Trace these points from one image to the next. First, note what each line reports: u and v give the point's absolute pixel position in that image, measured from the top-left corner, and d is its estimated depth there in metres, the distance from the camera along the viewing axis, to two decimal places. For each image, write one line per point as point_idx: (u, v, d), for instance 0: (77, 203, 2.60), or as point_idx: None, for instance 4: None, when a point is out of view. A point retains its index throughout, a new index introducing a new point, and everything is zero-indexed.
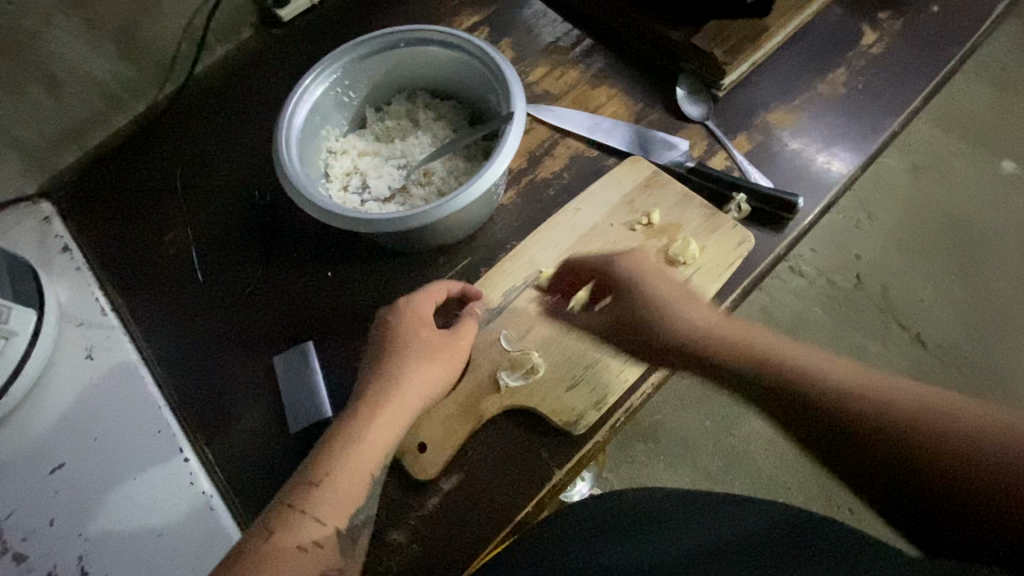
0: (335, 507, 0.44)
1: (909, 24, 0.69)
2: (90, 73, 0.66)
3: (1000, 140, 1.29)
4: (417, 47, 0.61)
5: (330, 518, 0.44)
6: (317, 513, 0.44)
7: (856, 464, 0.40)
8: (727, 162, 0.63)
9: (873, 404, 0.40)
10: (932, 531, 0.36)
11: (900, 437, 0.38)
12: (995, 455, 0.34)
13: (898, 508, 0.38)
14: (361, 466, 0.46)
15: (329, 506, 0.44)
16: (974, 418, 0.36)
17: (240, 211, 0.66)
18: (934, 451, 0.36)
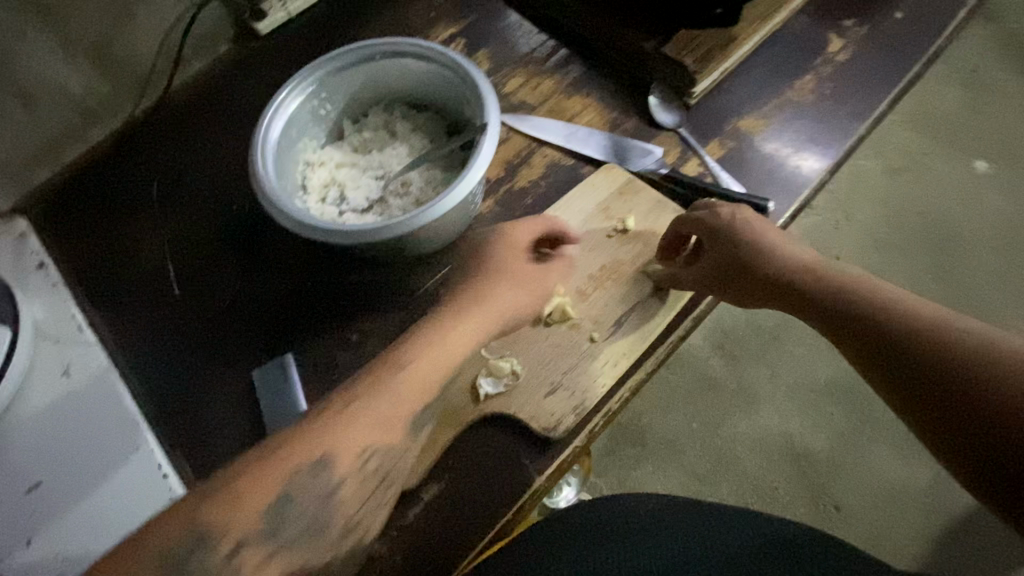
0: (386, 426, 0.45)
1: (874, 31, 0.71)
2: (65, 89, 0.66)
3: (971, 141, 1.33)
4: (393, 60, 0.62)
5: (381, 434, 0.45)
6: (370, 423, 0.44)
7: (921, 401, 0.42)
8: (700, 168, 0.64)
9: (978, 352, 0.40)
10: (984, 468, 0.39)
11: (956, 380, 0.40)
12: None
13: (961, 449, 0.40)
14: (413, 392, 0.47)
15: (379, 424, 0.45)
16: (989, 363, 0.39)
17: (217, 224, 0.66)
18: (987, 382, 0.39)
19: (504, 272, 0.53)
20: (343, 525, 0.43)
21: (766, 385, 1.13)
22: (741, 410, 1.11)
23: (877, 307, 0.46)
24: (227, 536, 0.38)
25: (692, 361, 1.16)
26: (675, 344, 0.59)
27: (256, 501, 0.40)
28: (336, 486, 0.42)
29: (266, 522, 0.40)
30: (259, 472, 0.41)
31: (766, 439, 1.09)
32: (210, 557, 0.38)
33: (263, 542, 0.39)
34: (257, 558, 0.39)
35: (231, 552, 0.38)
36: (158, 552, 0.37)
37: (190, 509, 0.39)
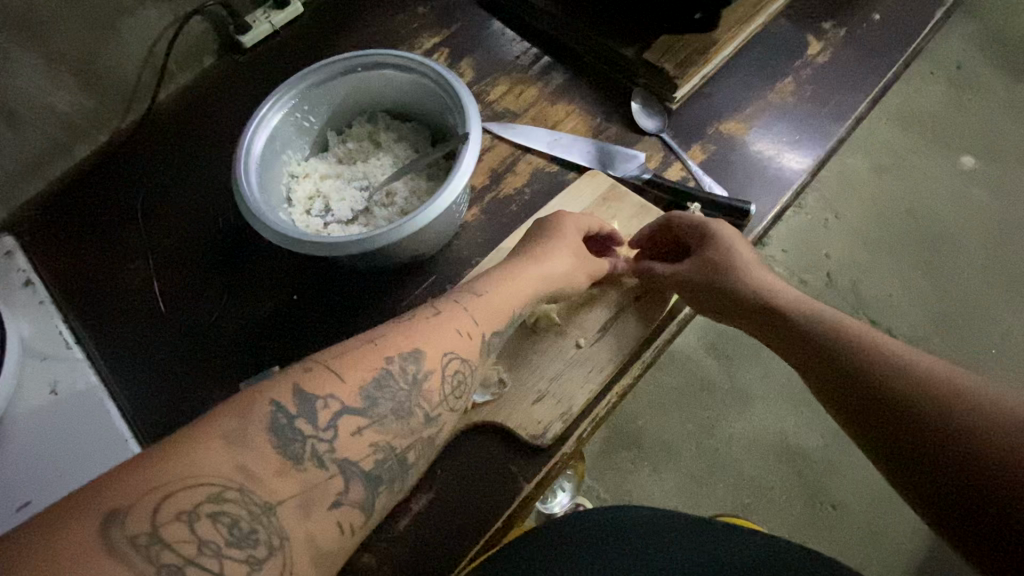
0: (467, 342, 0.46)
1: (853, 33, 0.71)
2: (49, 105, 0.66)
3: (957, 137, 1.34)
4: (375, 71, 0.62)
5: (461, 347, 0.45)
6: (457, 332, 0.46)
7: (872, 425, 0.41)
8: (683, 172, 0.64)
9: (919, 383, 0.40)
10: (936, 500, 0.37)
11: (903, 409, 0.39)
12: (1000, 430, 0.35)
13: (914, 483, 0.38)
14: (489, 322, 0.48)
15: (461, 338, 0.46)
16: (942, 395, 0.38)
17: (204, 238, 0.66)
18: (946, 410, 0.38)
19: (568, 222, 0.56)
20: (428, 412, 0.43)
21: (759, 384, 1.13)
22: (735, 410, 1.12)
23: (841, 336, 0.45)
24: (324, 408, 0.39)
25: (685, 362, 1.17)
26: (663, 345, 0.59)
27: (352, 380, 0.40)
28: (426, 378, 0.43)
29: (358, 401, 0.40)
30: (358, 358, 0.41)
31: (760, 439, 1.09)
32: (304, 430, 0.38)
33: (356, 416, 0.40)
34: (348, 430, 0.39)
35: (324, 425, 0.38)
36: (263, 412, 0.37)
37: (294, 377, 0.39)
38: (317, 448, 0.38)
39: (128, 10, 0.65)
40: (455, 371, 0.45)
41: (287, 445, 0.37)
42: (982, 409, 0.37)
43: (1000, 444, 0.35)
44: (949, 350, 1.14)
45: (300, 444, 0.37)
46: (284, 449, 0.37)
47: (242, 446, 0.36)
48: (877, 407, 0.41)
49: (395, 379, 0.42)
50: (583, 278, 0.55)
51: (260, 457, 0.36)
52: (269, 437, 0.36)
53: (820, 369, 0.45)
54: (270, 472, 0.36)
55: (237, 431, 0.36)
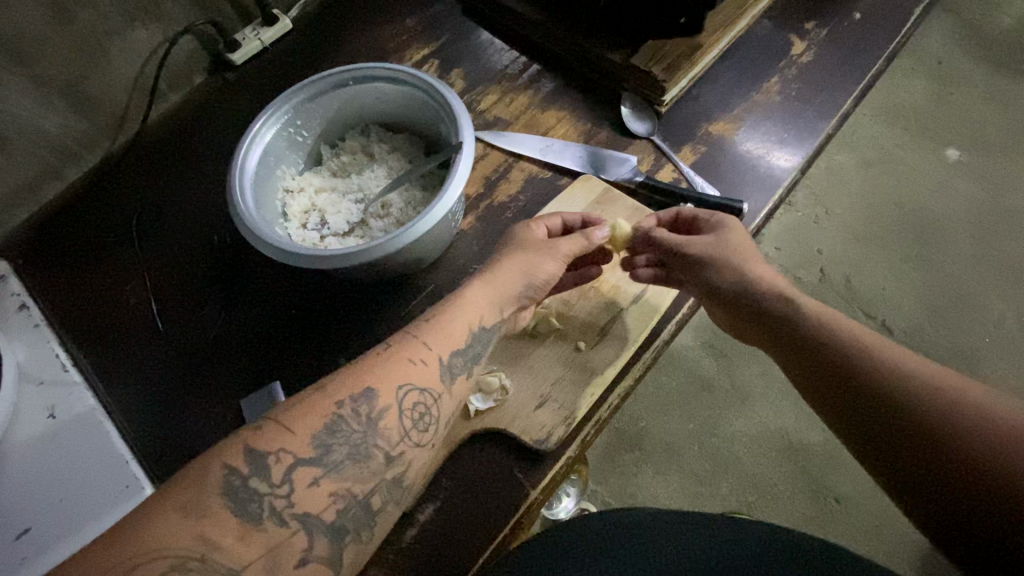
0: (423, 370, 0.45)
1: (835, 31, 0.73)
2: (39, 128, 0.66)
3: (941, 130, 1.36)
4: (366, 84, 0.63)
5: (416, 377, 0.45)
6: (410, 361, 0.45)
7: (873, 428, 0.41)
8: (675, 173, 0.65)
9: (919, 387, 0.40)
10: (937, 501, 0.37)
11: (905, 413, 0.40)
12: (990, 441, 0.36)
13: (906, 489, 0.39)
14: (444, 343, 0.47)
15: (415, 368, 0.45)
16: (946, 401, 0.39)
17: (200, 255, 0.66)
18: (948, 414, 0.38)
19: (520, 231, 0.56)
20: (388, 452, 0.43)
21: (758, 382, 1.14)
22: (736, 408, 1.12)
23: (832, 340, 0.45)
24: (277, 463, 0.39)
25: (683, 363, 1.18)
26: (661, 347, 0.59)
27: (302, 431, 0.40)
28: (381, 415, 0.42)
29: (312, 451, 0.40)
30: (308, 407, 0.41)
31: (762, 437, 1.10)
32: (259, 489, 0.38)
33: (311, 467, 0.40)
34: (304, 482, 0.39)
35: (279, 481, 0.38)
36: (217, 475, 0.37)
37: (244, 438, 0.39)
38: (275, 505, 0.38)
39: (117, 32, 0.66)
40: (416, 403, 0.44)
41: (244, 506, 0.37)
42: (974, 419, 0.37)
43: (991, 455, 0.36)
44: (943, 341, 1.15)
45: (257, 503, 0.37)
46: (242, 511, 0.37)
47: (198, 514, 0.36)
48: (868, 416, 0.41)
49: (348, 421, 0.41)
50: (554, 264, 0.53)
51: (218, 523, 0.36)
52: (224, 502, 0.37)
53: (813, 374, 0.45)
54: (229, 536, 0.36)
55: (195, 499, 0.36)
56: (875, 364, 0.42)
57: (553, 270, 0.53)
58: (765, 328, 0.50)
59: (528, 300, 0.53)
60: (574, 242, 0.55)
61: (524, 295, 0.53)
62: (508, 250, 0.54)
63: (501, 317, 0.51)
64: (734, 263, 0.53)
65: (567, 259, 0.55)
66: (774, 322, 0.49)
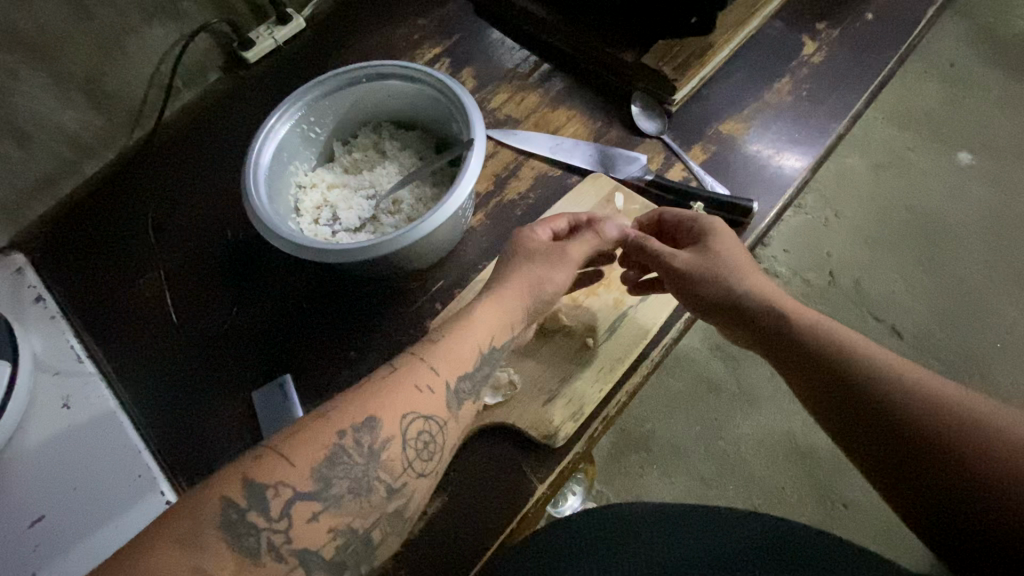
0: (429, 397, 0.46)
1: (846, 32, 0.73)
2: (57, 125, 0.67)
3: (953, 133, 1.35)
4: (379, 82, 0.64)
5: (422, 405, 0.45)
6: (416, 389, 0.45)
7: (870, 432, 0.41)
8: (685, 172, 0.65)
9: (914, 395, 0.40)
10: (939, 507, 0.38)
11: (901, 420, 0.40)
12: (990, 447, 0.36)
13: (909, 501, 0.39)
14: (452, 368, 0.48)
15: (424, 395, 0.45)
16: (944, 407, 0.39)
17: (211, 250, 0.67)
18: (941, 422, 0.38)
19: (526, 238, 0.55)
20: (391, 484, 0.43)
21: (766, 384, 1.13)
22: (743, 411, 1.12)
23: (828, 348, 0.45)
24: (276, 497, 0.39)
25: (689, 364, 1.17)
26: (669, 345, 0.59)
27: (303, 463, 0.40)
28: (383, 447, 0.43)
29: (311, 485, 0.40)
30: (308, 438, 0.41)
31: (769, 439, 1.09)
32: (257, 524, 0.38)
33: (310, 502, 0.40)
34: (303, 517, 0.39)
35: (277, 515, 0.39)
36: (213, 509, 0.38)
37: (244, 469, 0.39)
38: (274, 540, 0.39)
39: (134, 29, 0.67)
40: (420, 431, 0.45)
41: (242, 540, 0.38)
42: (981, 435, 0.37)
43: (998, 473, 0.35)
44: (952, 346, 1.15)
45: (255, 537, 0.38)
46: (239, 546, 0.37)
47: (195, 546, 0.36)
48: (867, 427, 0.41)
49: (349, 453, 0.42)
50: (564, 275, 0.54)
51: (215, 556, 0.36)
52: (221, 535, 0.37)
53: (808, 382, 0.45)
54: (227, 570, 0.36)
55: (190, 531, 0.37)
56: (874, 374, 0.42)
57: (562, 280, 0.54)
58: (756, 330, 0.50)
59: (538, 314, 0.54)
60: (586, 245, 0.55)
61: (535, 311, 0.53)
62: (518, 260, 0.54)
63: (511, 335, 0.52)
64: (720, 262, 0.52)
65: (576, 266, 0.55)
66: (768, 324, 0.49)
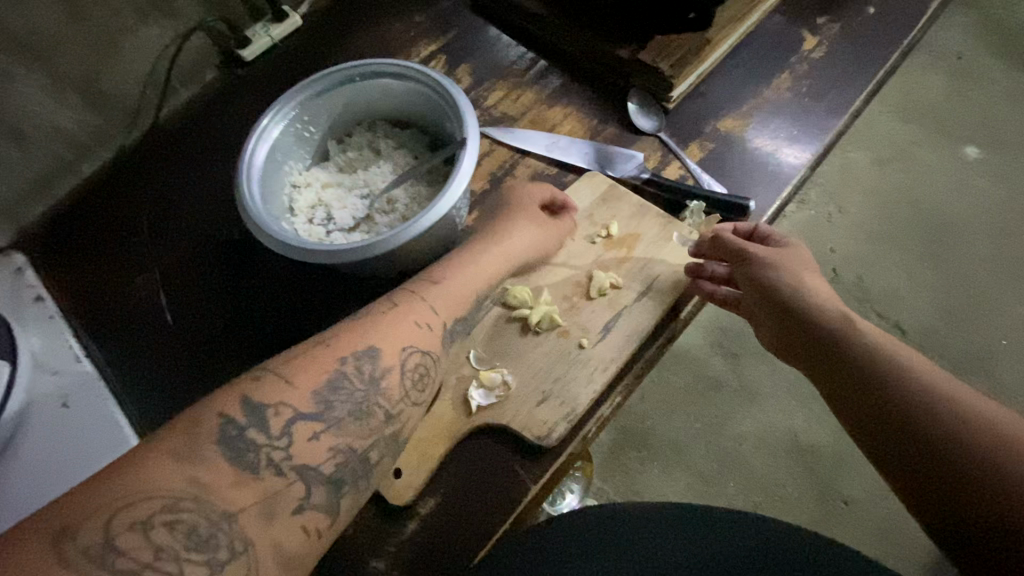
0: (427, 333, 0.47)
1: (847, 26, 0.72)
2: (54, 124, 0.67)
3: (960, 127, 1.33)
4: (373, 80, 0.63)
5: (419, 338, 0.46)
6: (415, 323, 0.47)
7: (896, 434, 0.42)
8: (681, 170, 0.65)
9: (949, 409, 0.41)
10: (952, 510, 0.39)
11: (934, 428, 0.41)
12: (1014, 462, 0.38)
13: (929, 514, 0.40)
14: (449, 308, 0.50)
15: (422, 331, 0.47)
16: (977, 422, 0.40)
17: (206, 249, 0.67)
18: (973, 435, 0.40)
19: (525, 202, 0.59)
20: (388, 410, 0.43)
21: (767, 381, 1.13)
22: (744, 408, 1.11)
23: (877, 367, 0.45)
24: (276, 416, 0.39)
25: (690, 361, 1.17)
26: (664, 345, 0.59)
27: (303, 384, 0.40)
28: (383, 375, 0.43)
29: (313, 406, 0.40)
30: (310, 362, 0.42)
31: (769, 437, 1.09)
32: (256, 440, 0.38)
33: (311, 422, 0.40)
34: (304, 436, 0.39)
35: (278, 433, 0.39)
36: (212, 425, 0.38)
37: (242, 387, 0.39)
38: (273, 456, 0.38)
39: (130, 29, 0.67)
40: (417, 363, 0.46)
41: (239, 455, 0.37)
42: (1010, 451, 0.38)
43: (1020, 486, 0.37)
44: (957, 343, 1.14)
45: (254, 453, 0.38)
46: (237, 460, 0.37)
47: (193, 459, 0.36)
48: (904, 443, 0.42)
49: (350, 377, 0.42)
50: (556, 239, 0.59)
51: (212, 470, 0.36)
52: (220, 450, 0.37)
53: (840, 383, 0.46)
54: (224, 481, 0.36)
55: (187, 446, 0.36)
56: (921, 389, 0.43)
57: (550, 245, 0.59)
58: (800, 337, 0.50)
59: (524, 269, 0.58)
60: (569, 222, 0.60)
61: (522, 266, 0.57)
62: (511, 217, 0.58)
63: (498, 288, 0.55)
64: (780, 271, 0.53)
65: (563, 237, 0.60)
66: (811, 330, 0.49)
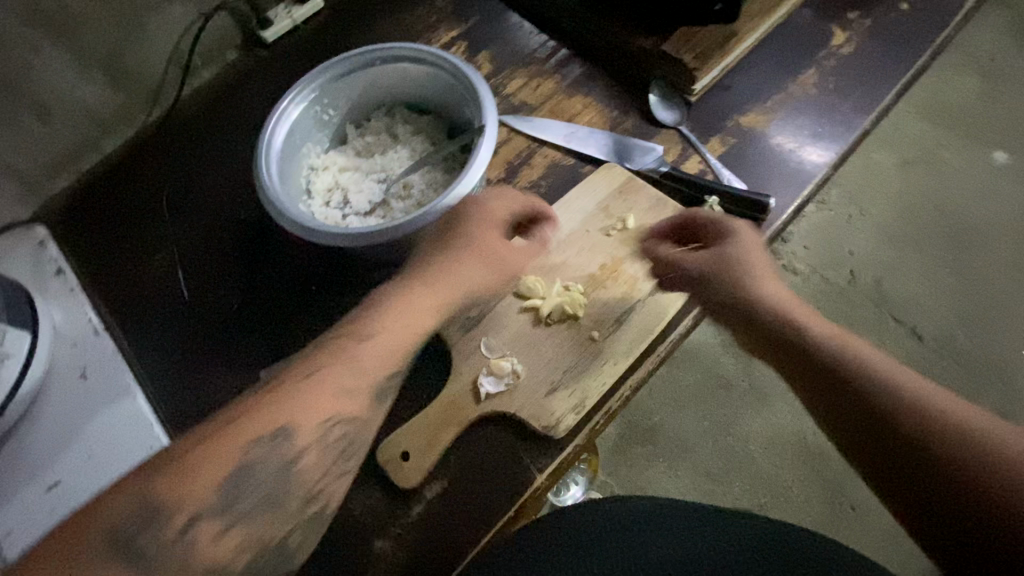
0: (348, 403, 0.46)
1: (879, 22, 0.70)
2: (78, 100, 0.68)
3: (989, 131, 1.29)
4: (393, 64, 0.63)
5: (342, 409, 0.45)
6: (335, 394, 0.45)
7: (879, 450, 0.43)
8: (701, 165, 0.64)
9: (926, 417, 0.42)
10: (938, 519, 0.40)
11: (913, 438, 0.42)
12: (989, 465, 0.39)
13: (925, 524, 0.41)
14: (375, 370, 0.47)
15: (342, 400, 0.45)
16: (951, 427, 0.41)
17: (224, 229, 0.68)
18: (947, 443, 0.41)
19: (476, 216, 0.52)
20: (304, 493, 0.44)
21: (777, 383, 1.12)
22: (752, 408, 1.10)
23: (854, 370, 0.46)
24: (174, 517, 0.39)
25: (701, 359, 1.16)
26: (677, 340, 0.58)
27: (209, 474, 0.41)
28: (299, 454, 0.43)
29: (216, 500, 0.40)
30: (215, 446, 0.41)
31: (778, 438, 1.08)
32: (154, 539, 0.39)
33: (210, 522, 0.40)
34: (210, 535, 0.40)
35: (178, 532, 0.39)
36: (107, 517, 0.38)
37: (137, 480, 0.40)
38: (169, 554, 0.39)
39: (154, 7, 0.67)
40: (339, 437, 0.45)
41: (136, 553, 0.38)
42: (985, 452, 0.39)
43: (999, 485, 0.38)
44: (976, 352, 1.12)
45: (150, 549, 0.39)
46: (129, 560, 0.38)
47: (85, 554, 0.37)
48: (889, 445, 0.43)
49: None
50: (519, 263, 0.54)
51: (103, 563, 0.37)
52: (107, 549, 0.38)
53: (822, 399, 0.47)
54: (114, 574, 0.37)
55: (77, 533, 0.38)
56: (896, 397, 0.43)
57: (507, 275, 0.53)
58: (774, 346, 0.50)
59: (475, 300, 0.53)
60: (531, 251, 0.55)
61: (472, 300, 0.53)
62: (456, 246, 0.51)
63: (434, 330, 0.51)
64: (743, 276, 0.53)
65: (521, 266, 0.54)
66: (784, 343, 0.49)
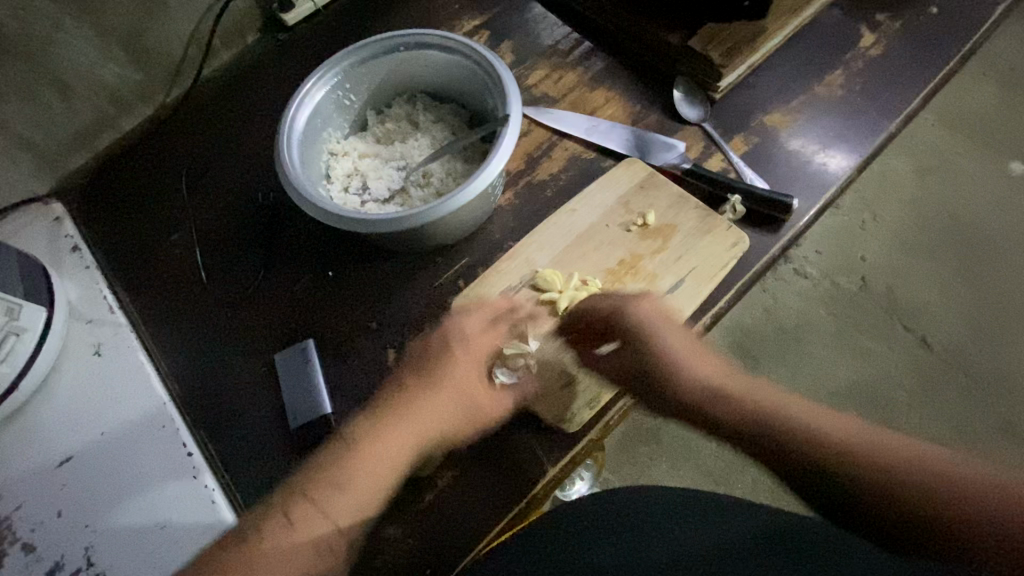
0: (322, 526, 0.46)
1: (908, 25, 0.69)
2: (98, 77, 0.68)
3: (1009, 141, 1.28)
4: (417, 51, 0.63)
5: (315, 540, 0.45)
6: (307, 524, 0.45)
7: (854, 509, 0.43)
8: (723, 164, 0.63)
9: (884, 463, 0.43)
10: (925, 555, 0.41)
11: (888, 491, 0.42)
12: (954, 493, 0.40)
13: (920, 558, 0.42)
14: (352, 499, 0.47)
15: (316, 529, 0.45)
16: (905, 468, 0.42)
17: (241, 212, 0.67)
18: (912, 485, 0.41)
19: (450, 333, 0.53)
20: None
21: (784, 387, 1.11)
22: None
23: (813, 438, 0.45)
24: None
25: None
26: (693, 338, 0.58)
27: None
28: None
29: None
30: None
31: None
32: None
33: None
34: None
35: None
36: None
37: None
38: None
39: None
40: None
41: None
42: (948, 476, 0.41)
43: (967, 505, 0.40)
44: (985, 363, 1.11)
45: None
46: None
47: None
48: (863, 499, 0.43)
49: None
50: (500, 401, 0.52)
51: None
52: None
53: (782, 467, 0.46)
54: None
55: None
56: (852, 451, 0.44)
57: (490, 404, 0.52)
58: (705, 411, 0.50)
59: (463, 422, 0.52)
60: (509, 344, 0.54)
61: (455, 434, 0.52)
62: (432, 365, 0.51)
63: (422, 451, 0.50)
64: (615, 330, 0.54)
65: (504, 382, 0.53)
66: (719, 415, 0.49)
